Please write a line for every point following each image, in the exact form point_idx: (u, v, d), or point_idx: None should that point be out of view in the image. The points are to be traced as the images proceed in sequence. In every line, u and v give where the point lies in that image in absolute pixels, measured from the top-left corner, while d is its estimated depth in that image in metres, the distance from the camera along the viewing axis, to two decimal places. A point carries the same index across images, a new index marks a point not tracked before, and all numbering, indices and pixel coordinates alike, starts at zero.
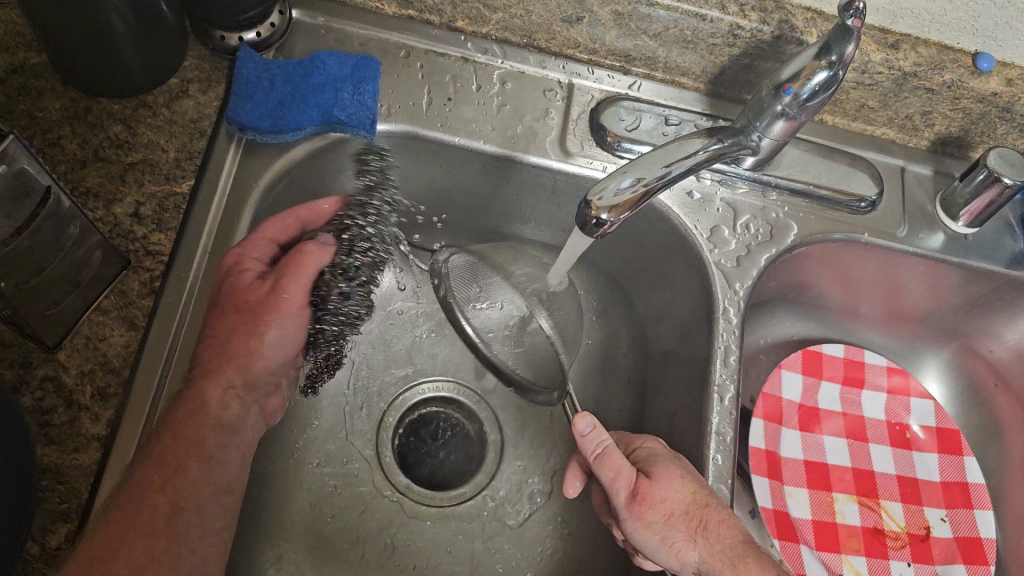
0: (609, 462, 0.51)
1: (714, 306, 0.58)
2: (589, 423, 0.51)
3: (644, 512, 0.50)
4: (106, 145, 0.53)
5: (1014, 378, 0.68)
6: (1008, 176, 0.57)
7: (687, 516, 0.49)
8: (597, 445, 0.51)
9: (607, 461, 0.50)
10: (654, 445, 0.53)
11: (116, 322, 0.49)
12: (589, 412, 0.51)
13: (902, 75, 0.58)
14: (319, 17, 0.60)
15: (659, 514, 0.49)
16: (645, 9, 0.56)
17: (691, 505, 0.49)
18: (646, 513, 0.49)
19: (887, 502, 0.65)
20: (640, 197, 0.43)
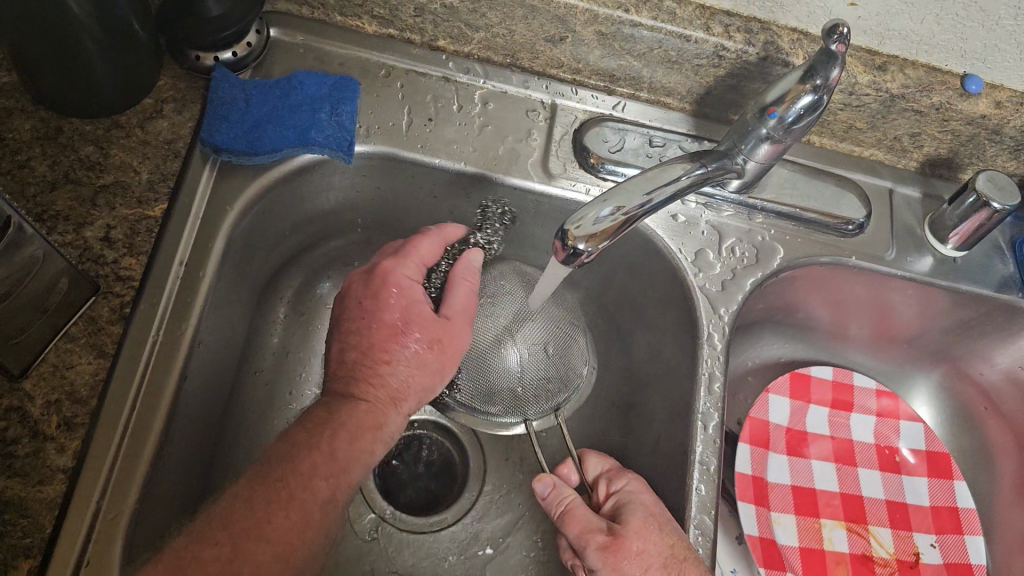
0: (573, 517, 0.51)
1: (698, 331, 0.57)
2: (548, 485, 0.53)
3: (617, 562, 0.48)
4: (77, 167, 0.52)
5: (1005, 404, 0.67)
6: (997, 201, 0.56)
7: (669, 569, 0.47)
8: (561, 501, 0.52)
9: (571, 517, 0.51)
10: (635, 486, 0.53)
11: (84, 349, 0.47)
12: (547, 473, 0.53)
13: (890, 96, 0.57)
14: (298, 37, 0.60)
15: (633, 563, 0.48)
16: (628, 29, 0.55)
17: (668, 557, 0.48)
18: (621, 565, 0.48)
19: (876, 528, 0.64)
20: (620, 225, 0.42)
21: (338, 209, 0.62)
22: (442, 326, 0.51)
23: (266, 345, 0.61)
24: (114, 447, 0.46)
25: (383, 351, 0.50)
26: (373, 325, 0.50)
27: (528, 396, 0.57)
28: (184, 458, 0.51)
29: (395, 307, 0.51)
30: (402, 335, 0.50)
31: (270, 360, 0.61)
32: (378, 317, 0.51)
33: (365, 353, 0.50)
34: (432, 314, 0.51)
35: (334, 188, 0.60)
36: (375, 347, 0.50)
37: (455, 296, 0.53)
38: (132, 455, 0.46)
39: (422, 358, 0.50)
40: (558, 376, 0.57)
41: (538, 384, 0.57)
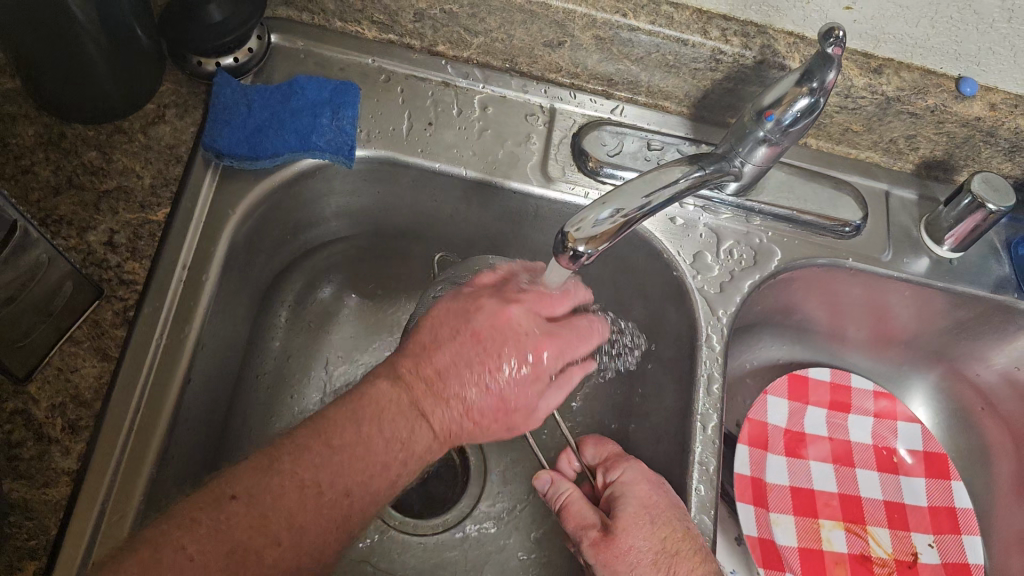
0: (570, 513, 0.52)
1: (698, 333, 0.57)
2: (546, 482, 0.54)
3: (611, 560, 0.49)
4: (81, 171, 0.52)
5: (1002, 404, 0.68)
6: (993, 202, 0.56)
7: (659, 564, 0.48)
8: (558, 496, 0.53)
9: (569, 512, 0.52)
10: (630, 477, 0.53)
11: (89, 353, 0.48)
12: (544, 470, 0.54)
13: (885, 99, 0.58)
14: (299, 42, 0.60)
15: (623, 560, 0.49)
16: (626, 34, 0.56)
17: (659, 552, 0.48)
18: (612, 563, 0.49)
19: (874, 528, 0.64)
20: (620, 228, 0.43)
21: (339, 213, 0.62)
22: (525, 416, 0.47)
23: (268, 348, 0.61)
24: (118, 450, 0.46)
25: (465, 384, 0.45)
26: (487, 360, 0.46)
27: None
28: (187, 461, 0.51)
29: (543, 358, 0.47)
30: (500, 376, 0.46)
31: (273, 363, 0.61)
32: (500, 357, 0.46)
33: (458, 405, 0.45)
34: (529, 406, 0.47)
35: (335, 193, 0.60)
36: (462, 370, 0.45)
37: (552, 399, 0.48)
38: (137, 457, 0.47)
39: (490, 418, 0.46)
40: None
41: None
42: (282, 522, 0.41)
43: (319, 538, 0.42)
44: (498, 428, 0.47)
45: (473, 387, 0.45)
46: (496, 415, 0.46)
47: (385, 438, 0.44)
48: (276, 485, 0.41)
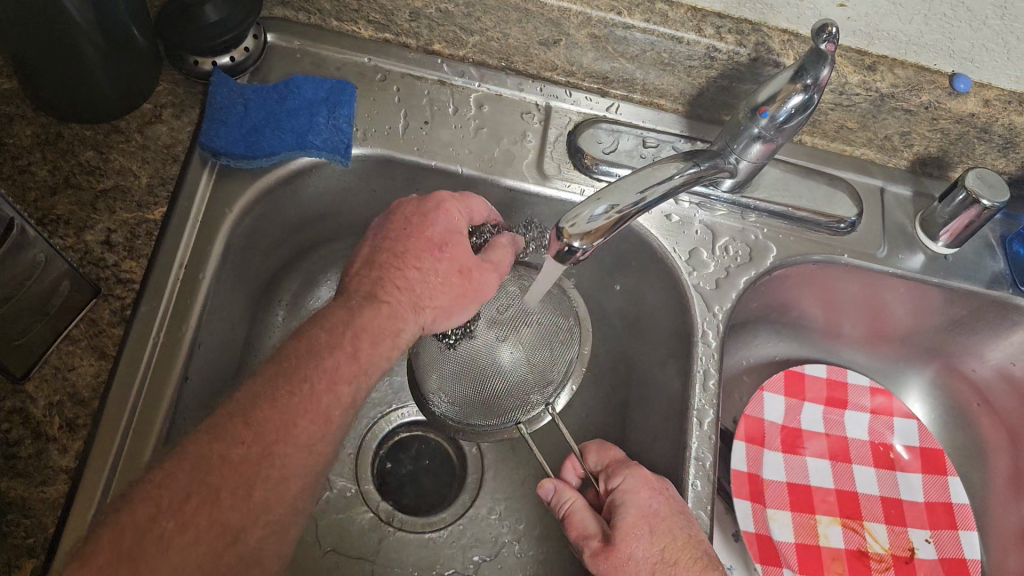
0: (575, 522, 0.52)
1: (694, 330, 0.58)
2: (551, 489, 0.53)
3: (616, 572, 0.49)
4: (77, 171, 0.52)
5: (998, 400, 0.68)
6: (987, 198, 0.56)
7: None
8: (563, 504, 0.52)
9: (573, 521, 0.52)
10: (631, 484, 0.52)
11: (86, 351, 0.48)
12: (547, 478, 0.53)
13: (879, 96, 0.58)
14: (296, 42, 0.60)
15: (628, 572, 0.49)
16: (621, 32, 0.56)
17: (659, 563, 0.48)
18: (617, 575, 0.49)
19: (871, 524, 0.64)
20: (614, 223, 0.43)
21: (336, 212, 0.63)
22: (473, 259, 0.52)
23: (265, 347, 0.61)
24: (116, 448, 0.47)
25: (415, 259, 0.51)
26: (410, 237, 0.52)
27: (510, 395, 0.58)
28: None
29: (440, 226, 0.52)
30: (438, 246, 0.51)
31: (270, 362, 0.62)
32: (424, 234, 0.52)
33: (395, 258, 0.51)
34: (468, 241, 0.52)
35: (331, 192, 0.60)
36: (407, 253, 0.51)
37: (477, 202, 0.54)
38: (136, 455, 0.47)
39: (445, 289, 0.51)
40: (549, 365, 0.59)
41: (518, 379, 0.58)
42: (241, 426, 0.43)
43: (287, 425, 0.44)
44: (468, 285, 0.52)
45: (416, 265, 0.51)
46: (440, 261, 0.51)
47: (327, 332, 0.47)
48: (231, 407, 0.44)
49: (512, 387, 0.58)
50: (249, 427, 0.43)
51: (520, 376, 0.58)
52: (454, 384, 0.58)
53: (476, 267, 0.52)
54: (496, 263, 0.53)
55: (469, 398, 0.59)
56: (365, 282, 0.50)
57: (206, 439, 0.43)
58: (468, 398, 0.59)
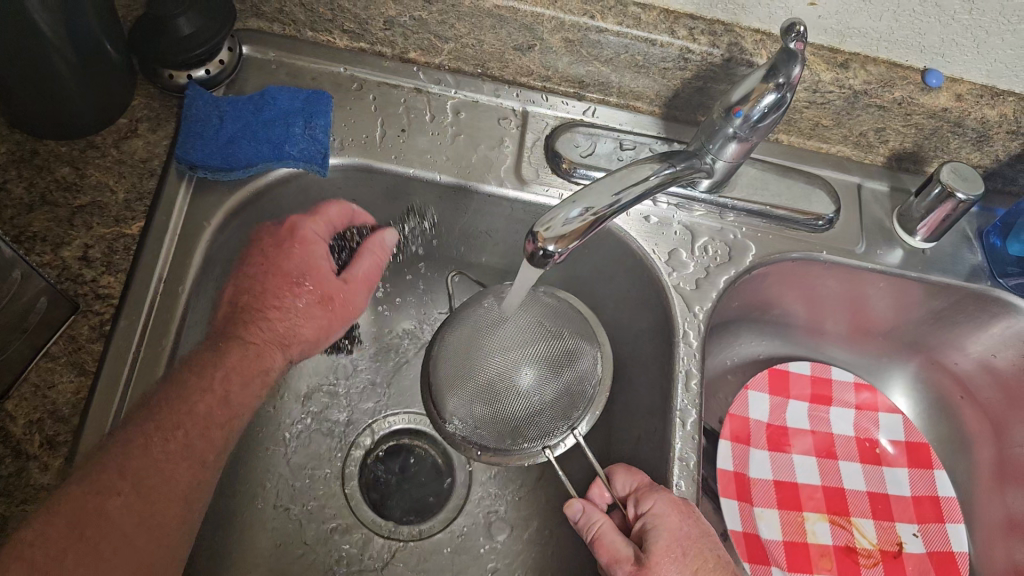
0: (603, 544, 0.49)
1: (675, 330, 0.58)
2: (578, 510, 0.51)
3: None
4: (53, 188, 0.52)
5: (980, 391, 0.68)
6: (963, 191, 0.57)
7: None
8: (590, 526, 0.50)
9: (600, 544, 0.49)
10: (661, 506, 0.50)
11: (65, 368, 0.48)
12: (575, 498, 0.51)
13: (852, 93, 0.58)
14: (270, 53, 0.60)
15: None
16: (595, 36, 0.56)
17: None
18: None
19: (859, 519, 0.64)
20: (590, 226, 0.43)
21: None
22: (336, 287, 0.55)
23: None
24: None
25: (274, 297, 0.53)
26: (264, 280, 0.53)
27: (534, 417, 0.55)
28: None
29: (294, 261, 0.54)
30: (295, 281, 0.53)
31: None
32: (278, 275, 0.53)
33: (256, 297, 0.53)
34: (331, 279, 0.55)
35: (310, 203, 0.60)
36: (267, 289, 0.53)
37: (316, 224, 0.55)
38: None
39: (313, 319, 0.54)
40: (573, 390, 0.56)
41: (539, 400, 0.55)
42: None
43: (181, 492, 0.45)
44: (334, 313, 0.55)
45: (276, 303, 0.53)
46: (300, 296, 0.53)
47: (197, 372, 0.48)
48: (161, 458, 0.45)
49: (534, 410, 0.55)
50: (125, 477, 0.44)
51: (542, 396, 0.55)
52: (477, 412, 0.55)
53: (340, 292, 0.55)
54: (367, 275, 0.57)
55: (492, 422, 0.55)
56: (233, 327, 0.51)
57: (85, 493, 0.42)
58: (490, 421, 0.55)
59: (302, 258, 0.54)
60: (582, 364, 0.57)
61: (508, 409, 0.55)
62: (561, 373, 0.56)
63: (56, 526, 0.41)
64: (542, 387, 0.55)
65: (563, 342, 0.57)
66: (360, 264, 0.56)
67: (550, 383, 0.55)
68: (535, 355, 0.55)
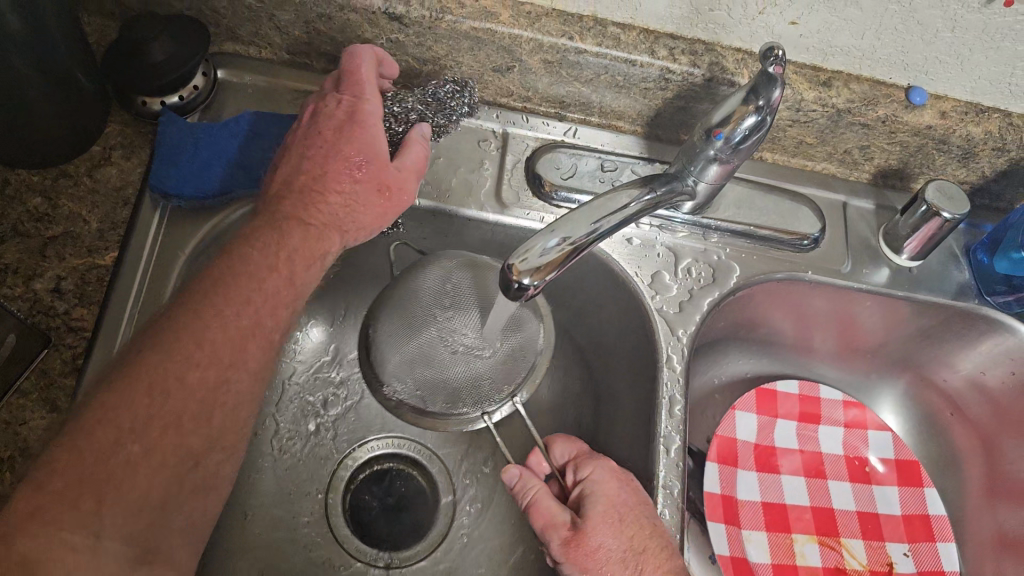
0: (538, 510, 0.49)
1: (658, 354, 0.57)
2: (515, 475, 0.51)
3: (581, 559, 0.47)
4: (25, 219, 0.52)
5: (969, 408, 0.67)
6: (949, 210, 0.56)
7: (628, 564, 0.46)
8: (526, 492, 0.50)
9: (536, 509, 0.49)
10: (599, 472, 0.51)
11: (37, 404, 0.47)
12: (513, 464, 0.51)
13: (836, 112, 0.58)
14: (246, 76, 0.60)
15: (594, 557, 0.47)
16: (574, 56, 0.56)
17: (628, 552, 0.47)
18: (582, 560, 0.47)
19: (848, 540, 0.63)
20: (567, 256, 0.42)
21: None
22: (394, 174, 0.51)
23: None
24: None
25: (336, 183, 0.50)
26: (326, 158, 0.50)
27: (464, 381, 0.53)
28: None
29: (353, 143, 0.50)
30: (355, 164, 0.50)
31: None
32: (335, 157, 0.50)
33: (315, 178, 0.50)
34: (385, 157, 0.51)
35: None
36: (327, 173, 0.50)
37: (372, 103, 0.52)
38: None
39: (371, 204, 0.51)
40: (508, 358, 0.54)
41: (483, 363, 0.53)
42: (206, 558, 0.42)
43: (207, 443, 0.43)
44: (392, 203, 0.52)
45: (337, 189, 0.50)
46: (359, 179, 0.50)
47: (256, 250, 0.47)
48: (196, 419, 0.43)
49: (464, 374, 0.53)
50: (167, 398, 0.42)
51: (474, 360, 0.53)
52: (409, 375, 0.53)
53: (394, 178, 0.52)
54: (415, 166, 0.53)
55: (425, 386, 0.53)
56: (287, 206, 0.50)
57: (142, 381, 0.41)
58: (422, 385, 0.53)
59: (361, 140, 0.51)
60: (521, 334, 0.55)
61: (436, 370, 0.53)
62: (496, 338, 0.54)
63: (117, 407, 0.40)
64: (472, 348, 0.53)
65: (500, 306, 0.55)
66: (406, 151, 0.53)
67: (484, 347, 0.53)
68: (487, 319, 0.53)
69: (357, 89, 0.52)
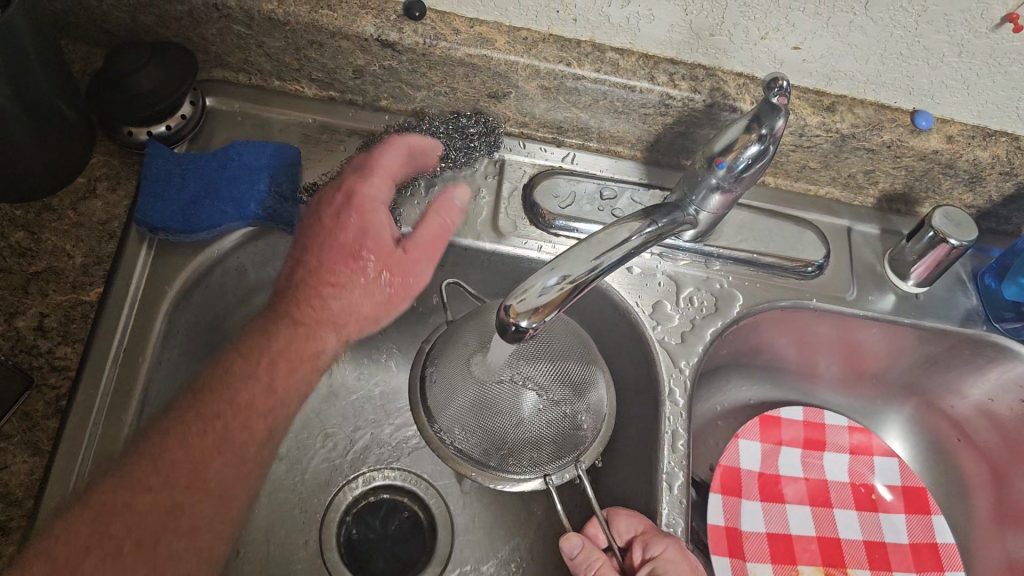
0: None
1: (660, 387, 0.56)
2: (576, 545, 0.49)
3: None
4: (8, 254, 0.50)
5: (978, 434, 0.66)
6: (955, 237, 0.55)
7: None
8: (590, 565, 0.48)
9: None
10: (671, 555, 0.47)
11: (19, 447, 0.46)
12: (575, 534, 0.49)
13: (840, 137, 0.56)
14: (235, 104, 0.58)
15: None
16: (571, 82, 0.54)
17: None
18: None
19: (855, 571, 0.62)
20: (568, 294, 0.40)
21: None
22: (397, 259, 0.52)
23: None
24: None
25: (332, 274, 0.52)
26: (329, 247, 0.53)
27: (537, 444, 0.50)
28: None
29: (353, 232, 0.52)
30: (357, 254, 0.52)
31: None
32: (345, 251, 0.52)
33: (312, 272, 0.53)
34: (389, 248, 0.52)
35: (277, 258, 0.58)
36: (324, 266, 0.53)
37: (373, 188, 0.53)
38: None
39: (376, 296, 0.53)
40: (582, 419, 0.51)
41: (554, 427, 0.50)
42: None
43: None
44: (397, 291, 0.52)
45: (333, 280, 0.52)
46: (366, 272, 0.52)
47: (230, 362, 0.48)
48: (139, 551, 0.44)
49: (538, 437, 0.50)
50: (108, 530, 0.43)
51: (551, 422, 0.50)
52: (469, 423, 0.50)
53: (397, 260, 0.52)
54: (431, 242, 0.52)
55: (483, 436, 0.50)
56: (300, 306, 0.52)
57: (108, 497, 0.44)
58: (479, 434, 0.50)
59: (360, 223, 0.52)
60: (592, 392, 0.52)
61: (507, 430, 0.49)
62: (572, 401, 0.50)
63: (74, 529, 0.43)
64: (550, 412, 0.49)
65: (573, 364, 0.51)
66: (421, 229, 0.52)
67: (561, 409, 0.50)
68: (554, 372, 0.50)
69: (363, 174, 0.53)
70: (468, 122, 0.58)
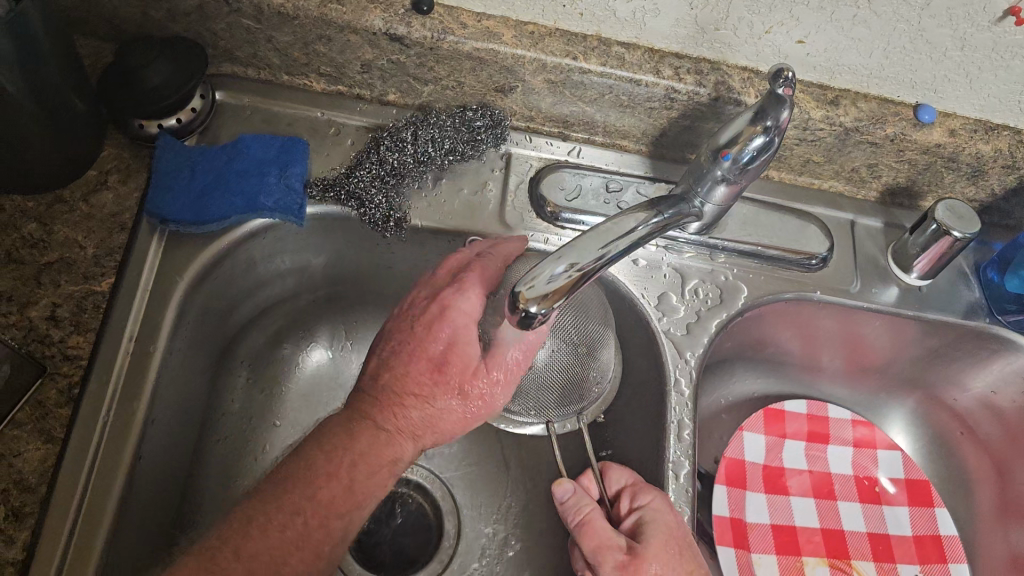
0: (591, 530, 0.48)
1: (665, 377, 0.56)
2: (568, 490, 0.51)
3: None
4: (20, 245, 0.51)
5: (980, 427, 0.66)
6: (957, 229, 0.55)
7: None
8: (578, 508, 0.50)
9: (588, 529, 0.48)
10: (659, 502, 0.49)
11: (32, 435, 0.46)
12: (568, 479, 0.51)
13: (843, 130, 0.57)
14: (244, 98, 0.59)
15: None
16: (578, 76, 0.55)
17: None
18: None
19: (859, 562, 0.62)
20: (575, 282, 0.41)
21: (293, 269, 0.61)
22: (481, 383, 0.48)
23: (226, 407, 0.59)
24: (65, 537, 0.45)
25: (416, 386, 0.47)
26: (412, 354, 0.47)
27: (539, 389, 0.53)
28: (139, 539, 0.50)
29: (440, 342, 0.47)
30: (439, 366, 0.47)
31: (232, 422, 0.60)
32: (426, 357, 0.47)
33: (397, 379, 0.47)
34: (473, 360, 0.47)
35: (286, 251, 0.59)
36: (409, 375, 0.47)
37: (471, 301, 0.47)
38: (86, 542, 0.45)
39: (452, 415, 0.48)
40: (589, 375, 0.54)
41: (558, 378, 0.53)
42: None
43: None
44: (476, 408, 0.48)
45: (416, 391, 0.47)
46: (439, 386, 0.47)
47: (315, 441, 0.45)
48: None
49: (541, 383, 0.53)
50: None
51: (555, 374, 0.53)
52: None
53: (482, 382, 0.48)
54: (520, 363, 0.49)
55: None
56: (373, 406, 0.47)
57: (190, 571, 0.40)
58: None
59: (451, 336, 0.47)
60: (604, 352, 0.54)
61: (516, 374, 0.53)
62: (581, 360, 0.53)
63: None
64: (556, 364, 0.52)
65: (592, 328, 0.52)
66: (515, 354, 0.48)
67: (569, 365, 0.52)
68: (570, 331, 0.52)
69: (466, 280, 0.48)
70: (475, 115, 0.58)
